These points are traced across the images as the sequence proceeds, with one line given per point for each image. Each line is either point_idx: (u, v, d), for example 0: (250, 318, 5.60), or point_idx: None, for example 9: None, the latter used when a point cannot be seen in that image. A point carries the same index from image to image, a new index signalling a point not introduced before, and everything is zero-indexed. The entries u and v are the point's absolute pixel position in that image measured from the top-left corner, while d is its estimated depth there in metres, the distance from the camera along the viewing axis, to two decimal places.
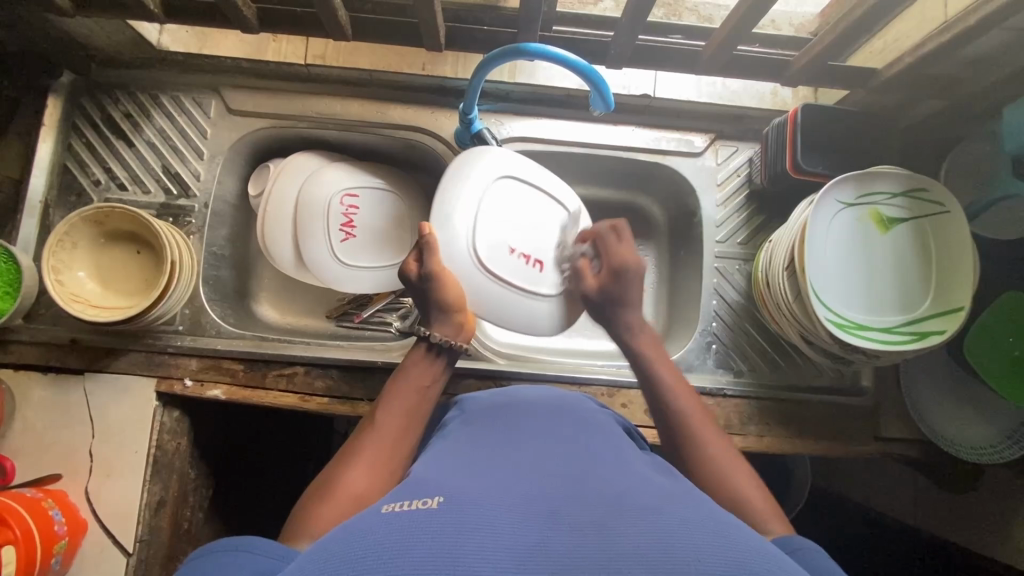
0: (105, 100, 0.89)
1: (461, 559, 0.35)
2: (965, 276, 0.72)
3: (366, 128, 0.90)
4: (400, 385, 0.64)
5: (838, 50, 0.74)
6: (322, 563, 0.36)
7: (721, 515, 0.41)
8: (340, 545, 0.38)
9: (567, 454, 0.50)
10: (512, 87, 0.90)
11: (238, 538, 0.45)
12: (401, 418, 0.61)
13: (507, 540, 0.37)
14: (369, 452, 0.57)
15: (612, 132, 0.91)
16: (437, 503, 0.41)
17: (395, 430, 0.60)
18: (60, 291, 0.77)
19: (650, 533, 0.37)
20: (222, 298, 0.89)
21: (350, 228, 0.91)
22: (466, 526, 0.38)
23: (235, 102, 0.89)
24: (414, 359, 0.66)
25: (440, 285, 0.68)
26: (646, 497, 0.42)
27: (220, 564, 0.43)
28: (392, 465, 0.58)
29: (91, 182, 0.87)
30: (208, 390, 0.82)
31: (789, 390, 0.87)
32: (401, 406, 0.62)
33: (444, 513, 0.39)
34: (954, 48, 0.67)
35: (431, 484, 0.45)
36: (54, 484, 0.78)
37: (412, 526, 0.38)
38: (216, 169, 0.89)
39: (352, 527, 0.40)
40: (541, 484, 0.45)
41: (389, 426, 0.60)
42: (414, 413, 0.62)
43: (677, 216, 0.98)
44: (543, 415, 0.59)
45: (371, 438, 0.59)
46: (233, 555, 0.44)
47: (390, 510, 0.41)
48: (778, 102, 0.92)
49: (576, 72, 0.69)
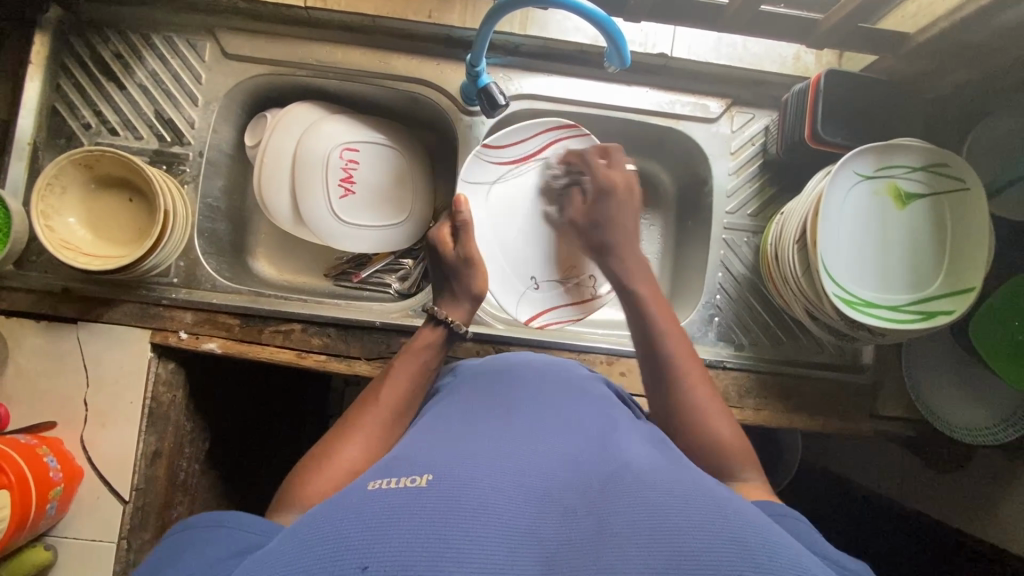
0: (96, 39, 0.84)
1: (450, 540, 0.34)
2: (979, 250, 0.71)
3: (365, 78, 0.86)
4: (402, 364, 0.65)
5: (872, 10, 0.70)
6: (303, 547, 0.35)
7: (716, 490, 0.41)
8: (323, 525, 0.36)
9: (563, 426, 0.50)
10: (523, 39, 0.85)
11: (217, 517, 0.46)
12: (398, 396, 0.62)
13: (498, 520, 0.36)
14: (366, 428, 0.58)
15: (625, 92, 0.87)
16: (426, 480, 0.39)
17: (394, 408, 0.61)
18: (51, 237, 0.74)
19: (643, 510, 0.37)
20: (217, 252, 0.87)
21: (349, 184, 0.88)
22: (455, 505, 0.37)
23: (231, 46, 0.85)
24: (424, 342, 0.67)
25: (475, 273, 0.72)
26: (638, 472, 0.42)
27: (200, 542, 0.44)
28: (386, 441, 0.59)
29: (81, 125, 0.84)
30: (204, 343, 0.80)
31: (791, 365, 0.87)
32: (404, 387, 0.63)
33: (432, 492, 0.38)
34: (991, 13, 0.64)
35: (420, 459, 0.44)
36: (49, 432, 0.78)
37: (398, 505, 0.37)
38: (211, 116, 0.85)
39: (338, 503, 0.39)
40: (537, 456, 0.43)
41: (386, 402, 0.61)
42: (413, 392, 0.63)
43: (688, 184, 0.96)
44: (536, 388, 0.58)
45: (368, 414, 0.60)
46: (215, 530, 0.44)
47: (376, 487, 0.40)
48: (799, 66, 0.87)
49: (592, 23, 0.65)
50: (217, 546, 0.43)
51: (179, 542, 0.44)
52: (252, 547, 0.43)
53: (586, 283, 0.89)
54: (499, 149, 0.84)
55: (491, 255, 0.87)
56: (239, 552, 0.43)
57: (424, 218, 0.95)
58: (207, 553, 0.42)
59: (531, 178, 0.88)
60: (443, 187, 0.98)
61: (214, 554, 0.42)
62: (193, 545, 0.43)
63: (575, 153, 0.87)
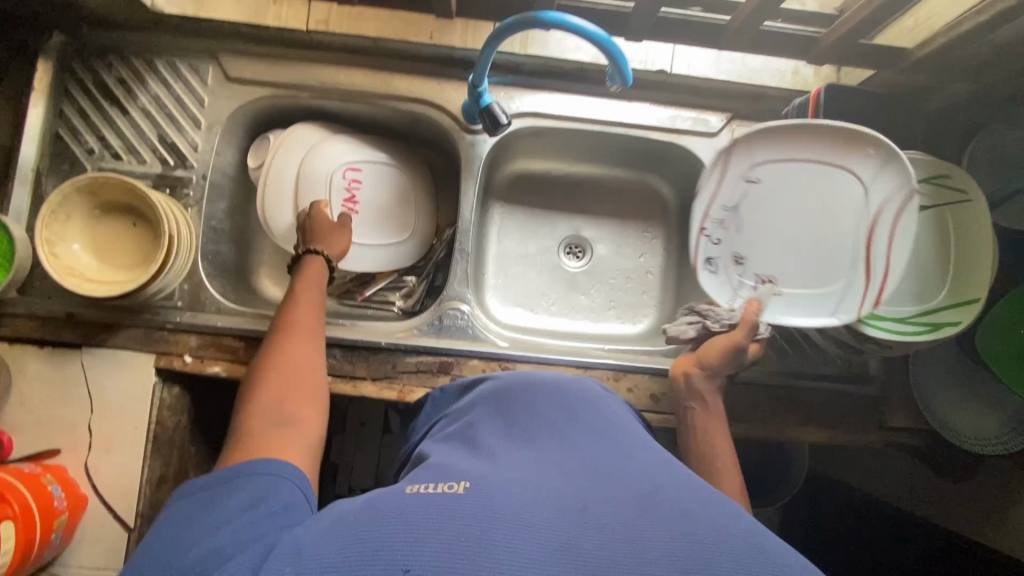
0: (99, 64, 0.85)
1: (485, 539, 0.35)
2: (984, 264, 0.70)
3: (367, 98, 0.87)
4: (300, 283, 0.72)
5: (870, 27, 0.71)
6: (345, 538, 0.37)
7: (752, 519, 0.40)
8: (361, 522, 0.38)
9: (591, 435, 0.50)
10: (524, 59, 0.86)
11: (230, 472, 0.49)
12: (308, 310, 0.69)
13: (531, 529, 0.36)
14: (292, 339, 0.65)
15: (626, 108, 0.87)
16: (463, 487, 0.40)
17: (308, 317, 0.68)
18: (55, 264, 0.74)
19: (679, 532, 0.36)
20: (221, 274, 0.87)
21: (353, 204, 0.89)
22: (490, 511, 0.37)
23: (234, 69, 0.85)
24: (311, 263, 0.75)
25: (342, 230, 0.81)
26: (673, 489, 0.41)
27: (216, 494, 0.47)
28: (314, 343, 0.66)
29: (85, 150, 0.84)
30: (208, 367, 0.80)
31: (799, 377, 0.86)
32: (310, 298, 0.71)
33: (468, 498, 0.39)
34: (991, 27, 0.64)
35: (456, 468, 0.45)
36: (53, 459, 0.77)
37: (436, 511, 0.38)
38: (214, 139, 0.85)
39: (379, 503, 0.40)
40: (569, 467, 0.44)
41: (303, 317, 0.68)
42: (317, 300, 0.71)
43: (690, 197, 0.96)
44: (559, 395, 0.58)
45: (284, 334, 0.66)
46: (229, 483, 0.47)
47: (415, 492, 0.41)
48: (798, 81, 0.88)
49: (594, 44, 0.65)
50: (235, 495, 0.46)
51: (193, 500, 0.47)
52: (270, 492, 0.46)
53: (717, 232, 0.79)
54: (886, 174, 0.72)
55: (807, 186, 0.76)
56: (251, 502, 0.45)
57: (427, 235, 0.94)
58: (226, 509, 0.45)
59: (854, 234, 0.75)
60: (445, 204, 0.98)
61: (234, 507, 0.45)
62: (212, 504, 0.46)
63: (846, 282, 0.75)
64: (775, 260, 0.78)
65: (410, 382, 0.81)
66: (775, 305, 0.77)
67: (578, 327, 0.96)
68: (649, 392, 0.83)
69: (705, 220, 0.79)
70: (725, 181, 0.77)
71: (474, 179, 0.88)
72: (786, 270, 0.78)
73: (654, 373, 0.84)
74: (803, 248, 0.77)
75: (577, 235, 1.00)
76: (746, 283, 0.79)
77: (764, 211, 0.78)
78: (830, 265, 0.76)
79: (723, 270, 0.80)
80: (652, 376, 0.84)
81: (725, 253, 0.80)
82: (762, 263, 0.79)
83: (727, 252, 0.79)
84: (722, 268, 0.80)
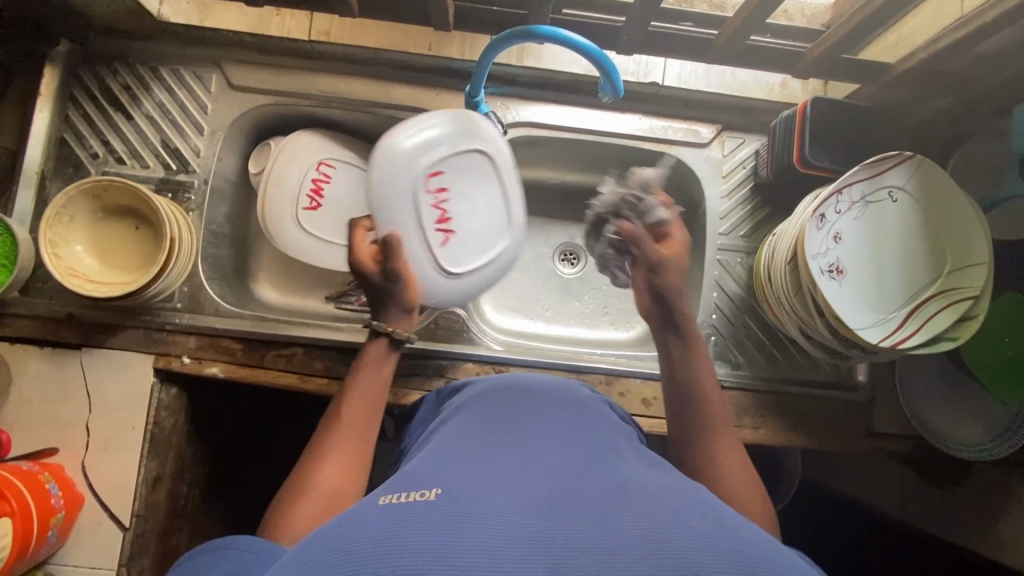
0: (105, 71, 0.87)
1: (460, 550, 0.36)
2: (981, 300, 0.71)
3: (366, 107, 0.89)
4: (357, 380, 0.65)
5: (853, 42, 0.74)
6: (320, 554, 0.38)
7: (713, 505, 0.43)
8: (334, 538, 0.39)
9: (565, 446, 0.51)
10: (519, 70, 0.88)
11: (225, 540, 0.48)
12: (367, 413, 0.63)
13: (503, 534, 0.38)
14: (336, 450, 0.59)
15: (618, 118, 0.90)
16: (435, 494, 0.42)
17: (357, 426, 0.61)
18: (57, 264, 0.76)
19: (646, 524, 0.39)
20: (220, 277, 0.88)
21: (445, 224, 0.73)
22: (462, 519, 0.39)
23: (236, 77, 0.88)
24: (373, 354, 0.67)
25: (402, 285, 0.68)
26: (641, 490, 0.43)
27: (215, 561, 0.46)
28: (361, 457, 0.60)
29: (89, 154, 0.86)
30: (206, 368, 0.81)
31: (788, 384, 0.88)
32: (361, 402, 0.63)
33: (439, 507, 0.40)
34: (968, 43, 0.67)
35: (426, 476, 0.46)
36: (50, 458, 0.78)
37: (409, 518, 0.39)
38: (216, 145, 0.87)
39: (350, 516, 0.41)
40: (540, 475, 0.46)
41: (353, 421, 0.62)
42: (375, 404, 0.64)
43: (681, 207, 0.98)
44: (540, 408, 0.59)
45: (336, 439, 0.60)
46: (225, 551, 0.47)
47: (387, 502, 0.42)
48: (786, 93, 0.90)
49: (585, 56, 0.68)
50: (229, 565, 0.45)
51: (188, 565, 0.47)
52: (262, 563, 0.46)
53: (835, 205, 0.75)
54: (965, 261, 0.73)
55: (894, 223, 0.76)
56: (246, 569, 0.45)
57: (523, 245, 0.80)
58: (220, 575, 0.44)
59: (901, 285, 0.76)
60: None
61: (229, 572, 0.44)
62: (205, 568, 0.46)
63: (885, 318, 0.75)
64: (857, 257, 0.76)
65: (405, 384, 0.83)
66: (838, 291, 0.74)
67: (572, 333, 0.98)
68: (641, 397, 0.85)
69: (846, 187, 0.74)
70: (874, 174, 0.75)
71: None
72: (858, 277, 0.76)
73: (646, 377, 0.86)
74: (866, 271, 0.76)
75: (572, 243, 1.02)
76: (826, 264, 0.74)
77: (878, 228, 0.76)
78: (875, 296, 0.75)
79: (824, 233, 0.75)
80: (644, 380, 0.85)
81: (832, 230, 0.75)
82: (846, 257, 0.76)
83: (831, 229, 0.75)
84: (825, 231, 0.74)
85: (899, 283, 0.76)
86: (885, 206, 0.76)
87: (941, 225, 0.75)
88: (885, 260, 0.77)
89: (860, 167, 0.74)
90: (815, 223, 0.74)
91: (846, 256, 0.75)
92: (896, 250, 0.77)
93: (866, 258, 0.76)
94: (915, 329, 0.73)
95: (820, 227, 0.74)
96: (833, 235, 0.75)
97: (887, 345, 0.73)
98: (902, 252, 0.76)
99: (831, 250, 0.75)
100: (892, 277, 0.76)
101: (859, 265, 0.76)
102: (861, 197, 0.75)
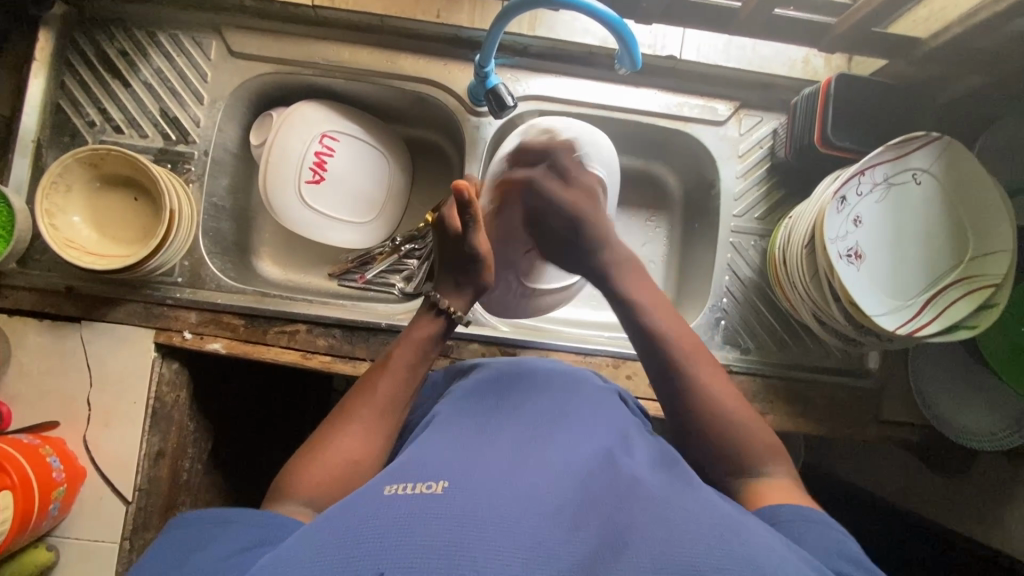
0: (101, 36, 0.84)
1: (467, 550, 0.34)
2: (1003, 287, 0.69)
3: (370, 77, 0.86)
4: (398, 351, 0.63)
5: (882, 16, 0.70)
6: (320, 548, 0.35)
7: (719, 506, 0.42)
8: (334, 530, 0.37)
9: (571, 437, 0.50)
10: (531, 40, 0.84)
11: (226, 513, 0.47)
12: (398, 388, 0.60)
13: (510, 531, 0.36)
14: (362, 419, 0.58)
15: (632, 93, 0.87)
16: (441, 487, 0.40)
17: (388, 400, 0.59)
18: (54, 236, 0.74)
19: (657, 527, 0.38)
20: (221, 251, 0.87)
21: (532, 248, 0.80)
22: (467, 514, 0.37)
23: (237, 44, 0.84)
24: (420, 331, 0.64)
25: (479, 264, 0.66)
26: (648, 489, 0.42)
27: (214, 534, 0.45)
28: (386, 429, 0.58)
29: (86, 122, 0.83)
30: (208, 343, 0.80)
31: (798, 370, 0.86)
32: (400, 375, 0.61)
33: (444, 502, 0.38)
34: (1005, 19, 0.63)
35: (431, 464, 0.44)
36: (51, 431, 0.77)
37: (414, 514, 0.37)
38: (216, 114, 0.85)
39: (353, 505, 0.39)
40: (546, 467, 0.44)
41: (385, 392, 0.60)
42: (410, 377, 0.62)
43: (694, 186, 0.96)
44: (546, 395, 0.58)
45: (366, 408, 0.58)
46: (228, 526, 0.46)
47: (389, 493, 0.40)
48: (809, 69, 0.87)
49: (604, 25, 0.65)
50: (232, 539, 0.44)
51: (187, 533, 0.46)
52: (264, 540, 0.45)
53: (857, 186, 0.72)
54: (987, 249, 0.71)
55: (916, 208, 0.74)
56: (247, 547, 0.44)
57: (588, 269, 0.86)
58: (221, 548, 0.43)
59: (920, 271, 0.73)
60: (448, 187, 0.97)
61: (230, 547, 0.43)
62: (206, 539, 0.45)
63: (903, 304, 0.73)
64: (875, 241, 0.74)
65: None
66: (857, 275, 0.72)
67: (578, 315, 0.96)
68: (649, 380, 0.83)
69: (869, 167, 0.72)
70: (898, 155, 0.72)
71: (479, 160, 0.87)
72: (876, 261, 0.73)
73: None
74: (885, 255, 0.74)
75: None
76: (845, 246, 0.72)
77: (898, 212, 0.74)
78: (893, 281, 0.73)
79: (845, 215, 0.72)
80: None
81: (852, 212, 0.73)
82: (864, 240, 0.73)
83: (852, 211, 0.73)
84: (845, 214, 0.72)
85: (919, 268, 0.74)
86: (908, 188, 0.73)
87: (964, 211, 0.73)
88: (905, 245, 0.74)
89: (886, 146, 0.71)
90: (835, 204, 0.71)
91: (866, 239, 0.73)
92: (916, 235, 0.74)
93: (886, 242, 0.74)
94: (934, 316, 0.71)
95: (840, 208, 0.72)
96: (853, 218, 0.73)
97: (904, 332, 0.70)
98: (924, 238, 0.74)
99: (851, 232, 0.73)
100: (911, 262, 0.74)
101: (878, 250, 0.74)
102: (885, 178, 0.73)
